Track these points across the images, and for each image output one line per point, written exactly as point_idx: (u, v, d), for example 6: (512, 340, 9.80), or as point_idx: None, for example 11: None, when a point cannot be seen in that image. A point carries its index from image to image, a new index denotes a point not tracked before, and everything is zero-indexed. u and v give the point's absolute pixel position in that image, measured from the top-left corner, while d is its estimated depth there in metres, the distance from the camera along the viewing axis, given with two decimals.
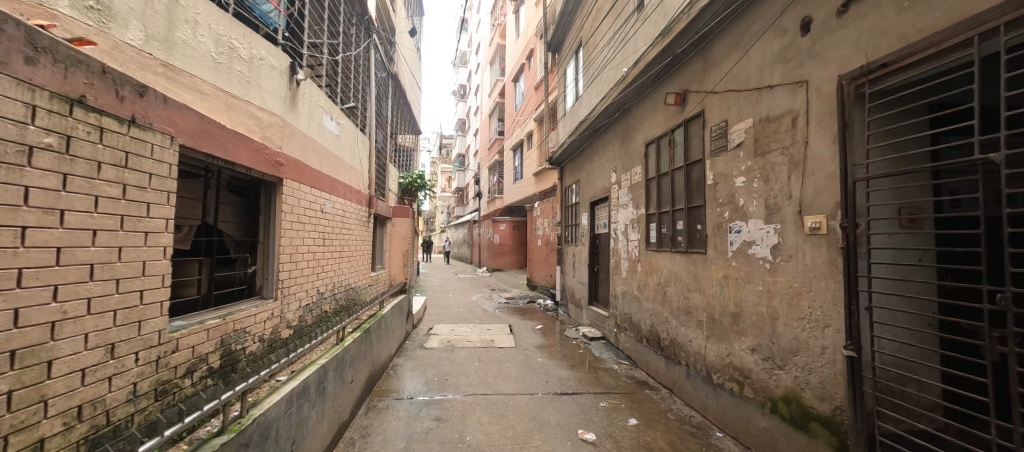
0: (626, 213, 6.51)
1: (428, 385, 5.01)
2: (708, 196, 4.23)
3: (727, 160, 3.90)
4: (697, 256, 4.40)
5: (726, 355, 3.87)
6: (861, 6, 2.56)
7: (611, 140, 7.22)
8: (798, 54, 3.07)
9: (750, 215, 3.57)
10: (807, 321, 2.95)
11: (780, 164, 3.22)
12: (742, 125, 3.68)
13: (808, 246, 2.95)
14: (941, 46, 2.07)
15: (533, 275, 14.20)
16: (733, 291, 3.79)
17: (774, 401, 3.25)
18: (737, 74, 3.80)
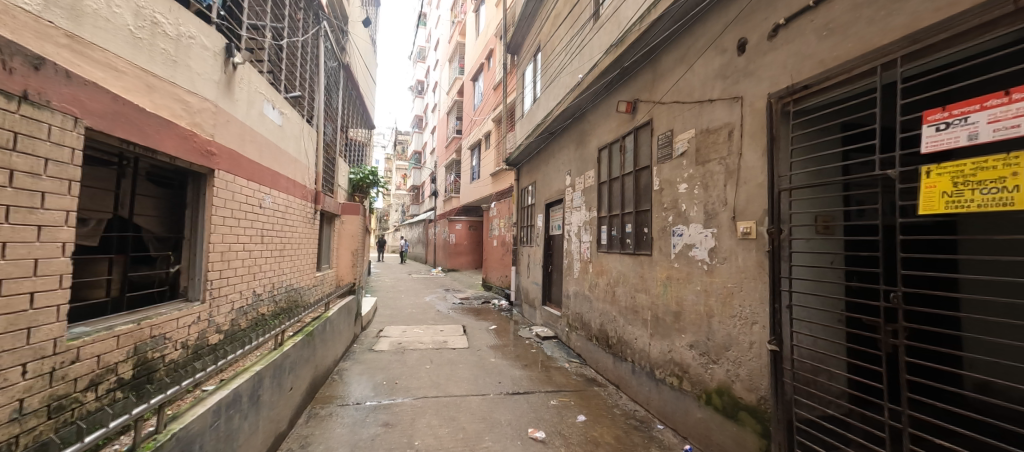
0: (579, 216, 6.70)
1: (376, 389, 4.83)
2: (653, 201, 4.46)
3: (672, 167, 4.13)
4: (644, 258, 4.61)
5: (668, 351, 4.09)
6: (789, 32, 2.81)
7: (566, 143, 7.39)
8: (736, 71, 3.31)
9: (691, 220, 3.80)
10: (738, 318, 3.20)
11: (718, 172, 3.46)
12: (686, 135, 3.91)
13: (740, 249, 3.19)
14: (851, 72, 2.31)
15: (488, 275, 14.21)
16: (675, 290, 4.02)
17: (709, 393, 3.49)
18: (682, 87, 4.03)
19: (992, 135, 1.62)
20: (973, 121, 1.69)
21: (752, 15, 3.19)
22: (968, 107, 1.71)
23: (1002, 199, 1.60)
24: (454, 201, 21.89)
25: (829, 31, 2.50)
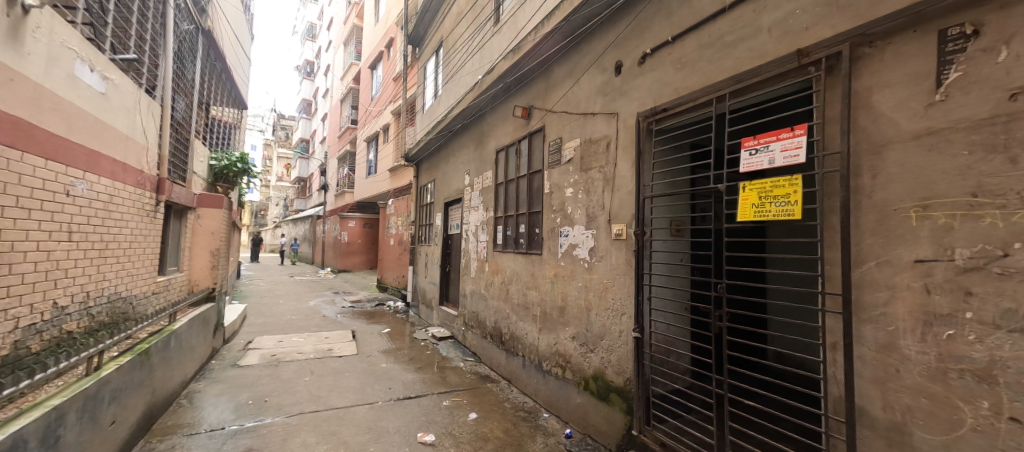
0: (477, 215, 6.77)
1: (239, 411, 4.18)
2: (544, 203, 4.72)
3: (560, 173, 4.43)
4: (535, 256, 4.87)
5: (554, 344, 4.38)
6: (654, 61, 3.23)
7: (466, 142, 7.40)
8: (613, 90, 3.70)
9: (575, 222, 4.13)
10: (611, 310, 3.58)
11: (598, 179, 3.82)
12: (572, 144, 4.24)
13: (614, 249, 3.58)
14: (696, 101, 2.76)
15: (383, 276, 13.48)
16: (560, 287, 4.33)
17: (586, 379, 3.84)
18: (571, 99, 4.34)
19: (782, 161, 2.09)
20: (771, 148, 2.15)
21: (627, 41, 3.58)
22: (770, 137, 2.16)
23: (786, 211, 2.06)
24: (349, 197, 20.45)
25: (682, 65, 2.95)
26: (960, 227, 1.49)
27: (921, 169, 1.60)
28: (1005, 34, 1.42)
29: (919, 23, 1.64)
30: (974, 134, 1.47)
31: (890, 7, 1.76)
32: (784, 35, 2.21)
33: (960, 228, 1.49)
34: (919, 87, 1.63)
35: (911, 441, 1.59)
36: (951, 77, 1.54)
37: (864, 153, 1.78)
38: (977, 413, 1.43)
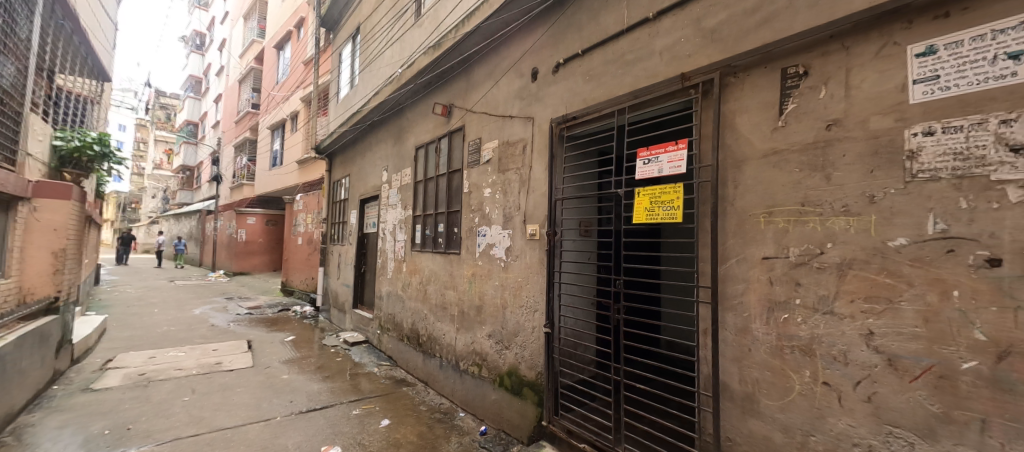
0: (394, 214, 6.51)
1: (90, 444, 3.48)
2: (463, 202, 4.71)
3: (479, 173, 4.46)
4: (453, 256, 4.84)
5: (471, 343, 4.40)
6: (566, 71, 3.41)
7: (384, 137, 7.06)
8: (530, 95, 3.82)
9: (493, 221, 4.20)
10: (525, 307, 3.70)
11: (514, 180, 3.92)
12: (491, 145, 4.30)
13: (528, 248, 3.71)
14: (601, 112, 2.98)
15: (289, 278, 12.28)
16: (477, 286, 4.36)
17: (501, 376, 3.93)
18: (490, 100, 4.40)
19: (669, 171, 2.36)
20: (660, 159, 2.42)
21: (543, 49, 3.72)
22: (659, 149, 2.43)
23: (671, 215, 2.33)
24: (248, 190, 18.34)
25: (591, 76, 3.16)
26: (793, 230, 1.83)
27: (768, 182, 1.93)
28: (825, 76, 1.78)
29: (770, 60, 1.98)
30: (803, 155, 1.81)
31: (750, 44, 2.09)
32: (674, 58, 2.50)
33: (793, 231, 1.83)
34: (768, 114, 1.96)
35: (758, 408, 1.92)
36: (790, 108, 1.88)
37: (730, 167, 2.10)
38: (802, 380, 1.78)
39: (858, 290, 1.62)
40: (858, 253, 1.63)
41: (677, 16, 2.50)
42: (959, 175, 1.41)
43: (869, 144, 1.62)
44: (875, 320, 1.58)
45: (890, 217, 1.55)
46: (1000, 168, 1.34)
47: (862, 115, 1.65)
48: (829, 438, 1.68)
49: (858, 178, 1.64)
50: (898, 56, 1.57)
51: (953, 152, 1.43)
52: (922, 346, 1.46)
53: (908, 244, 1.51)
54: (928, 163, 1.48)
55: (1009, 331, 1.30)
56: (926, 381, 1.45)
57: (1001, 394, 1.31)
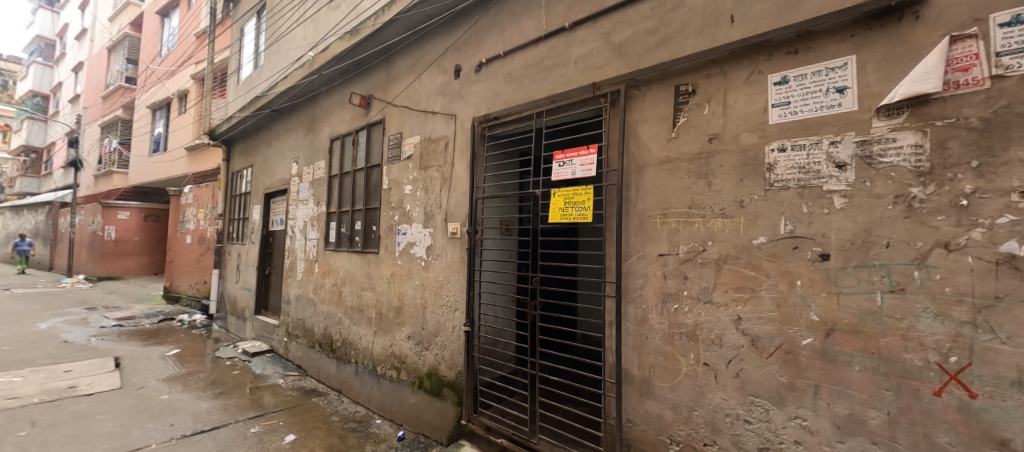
0: (305, 210, 5.98)
1: None
2: (382, 199, 4.49)
3: (400, 169, 4.30)
4: (371, 256, 4.59)
5: (389, 346, 4.22)
6: (488, 71, 3.43)
7: (293, 126, 6.44)
8: (452, 92, 3.78)
9: (413, 219, 4.07)
10: (446, 307, 3.65)
11: (436, 178, 3.85)
12: (412, 140, 4.17)
13: (449, 247, 3.67)
14: (521, 114, 3.06)
15: (174, 283, 10.62)
16: (397, 287, 4.19)
17: (421, 378, 3.83)
18: (412, 94, 4.25)
19: (581, 173, 2.51)
20: (574, 163, 2.56)
21: (466, 46, 3.70)
22: (572, 153, 2.57)
23: (582, 215, 2.48)
24: (120, 179, 15.48)
25: (512, 78, 3.22)
26: (682, 230, 2.07)
27: (664, 187, 2.15)
28: (708, 95, 2.03)
29: (666, 77, 2.20)
30: (691, 164, 2.05)
31: (651, 61, 2.30)
32: (587, 68, 2.65)
33: (682, 231, 2.06)
34: (664, 125, 2.18)
35: (652, 390, 2.13)
36: (681, 121, 2.12)
37: (633, 171, 2.29)
38: (687, 363, 2.01)
39: (730, 282, 1.88)
40: (731, 250, 1.89)
41: (590, 28, 2.66)
42: (802, 185, 1.71)
43: (740, 157, 1.89)
44: (742, 307, 1.85)
45: (754, 219, 1.83)
46: (830, 180, 1.65)
47: (735, 132, 1.92)
48: (708, 411, 1.93)
49: (732, 185, 1.91)
50: (763, 83, 1.86)
51: (798, 166, 1.73)
52: (775, 328, 1.75)
53: (767, 242, 1.79)
54: (781, 175, 1.77)
55: (834, 312, 1.62)
56: (777, 356, 1.74)
57: (828, 363, 1.62)
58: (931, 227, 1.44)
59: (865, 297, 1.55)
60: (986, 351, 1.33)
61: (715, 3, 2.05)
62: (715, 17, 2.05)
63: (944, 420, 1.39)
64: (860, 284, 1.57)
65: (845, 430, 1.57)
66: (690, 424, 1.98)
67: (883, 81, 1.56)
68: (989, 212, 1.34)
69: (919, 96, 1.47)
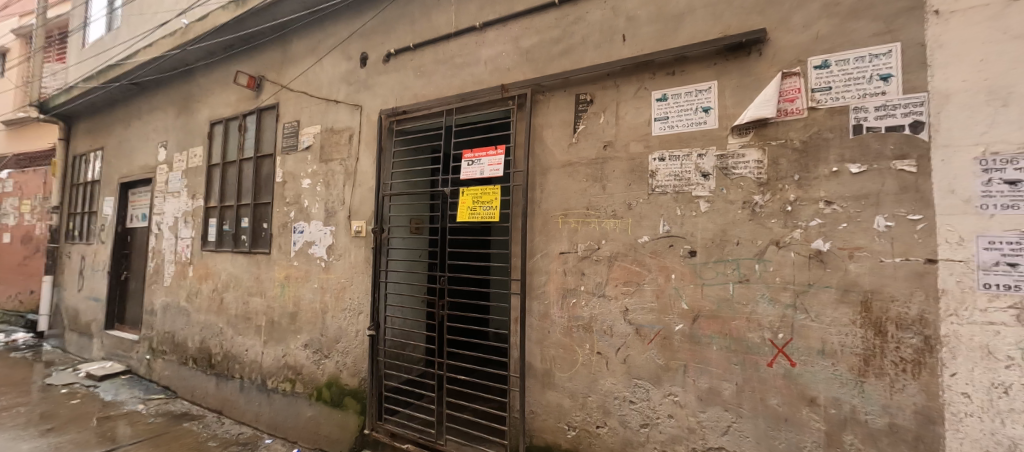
0: (175, 204, 5.09)
1: None
2: (275, 194, 4.02)
3: (296, 160, 3.89)
4: (260, 256, 4.08)
5: (282, 356, 3.80)
6: (397, 62, 3.28)
7: (160, 104, 5.44)
8: (357, 81, 3.53)
9: (311, 217, 3.72)
10: (348, 311, 3.41)
11: (338, 172, 3.57)
12: (312, 130, 3.81)
13: (352, 246, 3.43)
14: (430, 110, 2.98)
15: None
16: (292, 291, 3.79)
17: (319, 388, 3.52)
18: (311, 80, 3.88)
19: (489, 173, 2.53)
20: (482, 162, 2.58)
21: (372, 34, 3.48)
22: (481, 152, 2.59)
23: (490, 214, 2.51)
24: None
25: (421, 73, 3.12)
26: (581, 229, 2.21)
27: (565, 189, 2.28)
28: (603, 105, 2.20)
29: (568, 85, 2.34)
30: (588, 168, 2.21)
31: (555, 69, 2.42)
32: (497, 69, 2.69)
33: (581, 230, 2.21)
34: (566, 131, 2.32)
35: (553, 381, 2.25)
36: (580, 128, 2.27)
37: (537, 173, 2.40)
38: (583, 353, 2.16)
39: (620, 276, 2.08)
40: (621, 247, 2.09)
41: (500, 31, 2.70)
42: (677, 190, 1.95)
43: (628, 164, 2.09)
44: (629, 299, 2.05)
45: (639, 220, 2.04)
46: (697, 187, 1.91)
47: (625, 141, 2.12)
48: (600, 396, 2.10)
49: (622, 189, 2.10)
50: (648, 98, 2.07)
51: (673, 174, 1.97)
52: (655, 316, 1.97)
53: (649, 240, 2.01)
54: (661, 181, 2.00)
55: (699, 300, 1.87)
56: (657, 342, 1.96)
57: (694, 345, 1.87)
58: (767, 228, 1.75)
59: (721, 287, 1.83)
60: (802, 327, 1.67)
61: (610, 21, 2.24)
62: (610, 34, 2.23)
63: (774, 385, 1.71)
64: (718, 276, 1.84)
65: (706, 401, 1.84)
66: (585, 409, 2.14)
67: (737, 104, 1.85)
68: (805, 217, 1.68)
69: (761, 120, 1.77)
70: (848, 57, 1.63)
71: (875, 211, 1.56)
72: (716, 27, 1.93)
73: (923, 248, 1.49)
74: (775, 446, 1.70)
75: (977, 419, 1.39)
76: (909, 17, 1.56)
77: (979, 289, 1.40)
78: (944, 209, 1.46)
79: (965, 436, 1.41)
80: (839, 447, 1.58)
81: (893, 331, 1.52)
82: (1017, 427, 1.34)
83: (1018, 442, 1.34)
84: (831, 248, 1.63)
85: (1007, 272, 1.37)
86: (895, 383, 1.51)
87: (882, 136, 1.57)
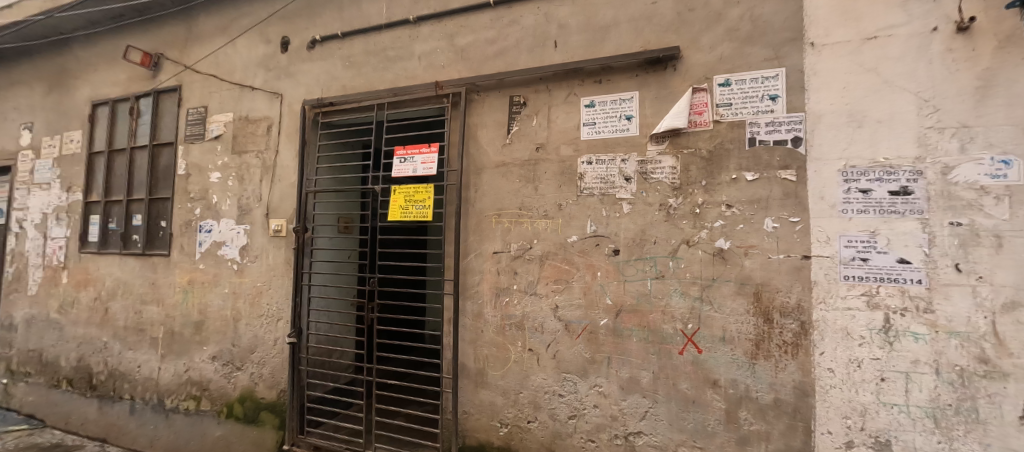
0: (43, 197, 4.27)
1: None
2: (176, 188, 3.55)
3: (203, 151, 3.47)
4: (157, 259, 3.58)
5: (184, 371, 3.37)
6: (323, 50, 3.07)
7: (22, 78, 4.53)
8: (277, 67, 3.24)
9: (221, 214, 3.35)
10: (265, 317, 3.12)
11: (254, 166, 3.25)
12: (223, 118, 3.42)
13: (271, 247, 3.15)
14: (360, 103, 2.83)
15: None
16: (198, 297, 3.38)
17: (230, 404, 3.18)
18: (222, 62, 3.48)
19: (422, 171, 2.47)
20: (415, 160, 2.51)
21: (294, 16, 3.21)
22: (414, 150, 2.52)
23: (423, 213, 2.45)
24: None
25: (350, 63, 2.95)
26: (514, 229, 2.25)
27: (499, 189, 2.31)
28: (536, 108, 2.26)
29: (502, 87, 2.36)
30: (521, 169, 2.26)
31: (490, 69, 2.43)
32: (431, 65, 2.63)
33: (514, 230, 2.25)
34: (500, 131, 2.34)
35: (486, 380, 2.26)
36: (514, 129, 2.30)
37: (471, 173, 2.39)
38: (516, 350, 2.20)
39: (550, 275, 2.15)
40: (552, 247, 2.16)
41: (434, 26, 2.65)
42: (603, 192, 2.07)
43: (559, 166, 2.17)
44: (559, 296, 2.12)
45: (569, 221, 2.13)
46: (620, 190, 2.03)
47: (556, 144, 2.19)
48: (531, 392, 2.15)
49: (553, 190, 2.17)
50: (577, 104, 2.17)
51: (600, 177, 2.08)
52: (582, 312, 2.07)
53: (577, 240, 2.10)
54: (589, 183, 2.10)
55: (622, 296, 2.00)
56: (584, 336, 2.06)
57: (617, 338, 2.00)
58: (679, 229, 1.92)
59: (641, 283, 1.97)
60: (707, 318, 1.85)
61: (543, 27, 2.30)
62: (543, 39, 2.29)
63: (684, 371, 1.88)
64: (638, 273, 1.98)
65: (627, 390, 1.97)
66: (516, 406, 2.18)
67: (655, 114, 2.00)
68: (710, 218, 1.87)
69: (675, 130, 1.94)
70: (746, 78, 1.85)
71: (765, 214, 1.79)
72: (638, 42, 2.08)
73: (801, 246, 1.73)
74: (684, 426, 1.87)
75: (838, 390, 1.66)
76: (792, 46, 1.80)
77: (841, 280, 1.67)
78: (817, 213, 1.72)
79: (830, 405, 1.67)
80: (736, 422, 1.79)
81: (778, 319, 1.75)
82: (867, 394, 1.62)
83: (866, 407, 1.62)
84: (731, 246, 1.83)
85: (860, 266, 1.65)
86: (779, 363, 1.74)
87: (771, 149, 1.80)
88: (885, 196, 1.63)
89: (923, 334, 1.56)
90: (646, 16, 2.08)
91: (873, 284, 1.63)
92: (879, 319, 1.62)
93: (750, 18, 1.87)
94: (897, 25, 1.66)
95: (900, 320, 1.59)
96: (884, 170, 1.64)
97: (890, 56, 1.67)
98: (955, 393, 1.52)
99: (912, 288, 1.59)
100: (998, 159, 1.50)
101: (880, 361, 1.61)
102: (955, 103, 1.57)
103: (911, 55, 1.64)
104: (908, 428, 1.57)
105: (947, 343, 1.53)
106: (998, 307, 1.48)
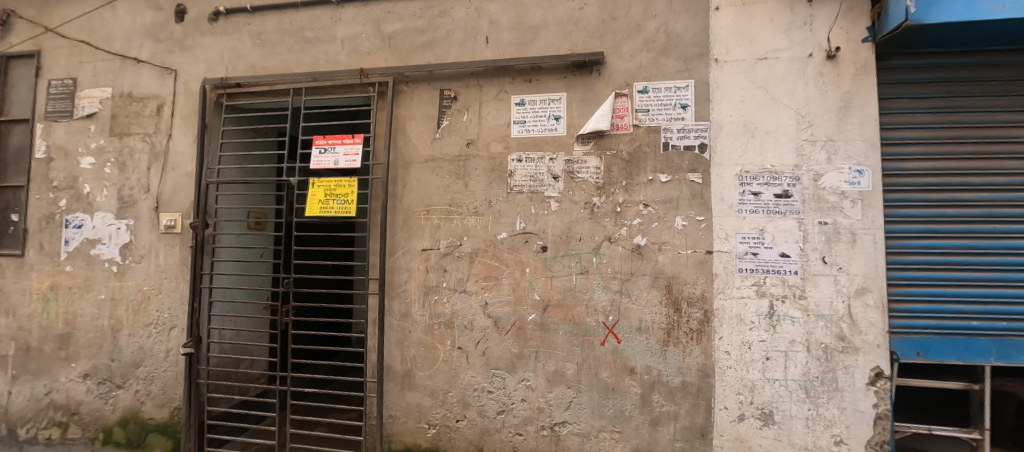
0: None
1: None
2: (32, 175, 2.93)
3: (71, 131, 2.91)
4: (6, 261, 2.93)
5: (45, 394, 2.81)
6: (227, 23, 2.73)
7: None
8: (169, 38, 2.81)
9: (96, 207, 2.83)
10: (154, 326, 2.72)
11: (139, 151, 2.80)
12: (98, 94, 2.89)
13: (161, 246, 2.74)
14: (272, 86, 2.56)
15: None
16: (64, 306, 2.83)
17: (108, 428, 2.72)
18: (96, 26, 2.93)
19: (344, 163, 2.30)
20: (336, 151, 2.33)
21: None
22: (335, 140, 2.34)
23: (345, 209, 2.30)
24: None
25: (261, 41, 2.66)
26: (443, 226, 2.20)
27: (428, 185, 2.24)
28: (467, 104, 2.23)
29: (432, 79, 2.29)
30: (451, 165, 2.22)
31: (419, 60, 2.35)
32: (354, 51, 2.47)
33: (443, 227, 2.20)
34: (429, 125, 2.27)
35: (413, 381, 2.19)
36: (444, 123, 2.25)
37: (399, 167, 2.29)
38: (444, 349, 2.16)
39: (481, 271, 2.14)
40: (483, 244, 2.15)
41: (358, 10, 2.48)
42: (532, 190, 2.10)
43: (489, 163, 2.17)
44: (488, 293, 2.13)
45: (499, 218, 2.14)
46: (548, 188, 2.08)
47: (487, 140, 2.19)
48: (459, 390, 2.13)
49: (483, 187, 2.17)
50: (508, 102, 2.18)
51: (530, 175, 2.11)
52: (512, 308, 2.09)
53: (506, 237, 2.12)
54: (519, 181, 2.12)
55: (550, 291, 2.06)
56: (514, 332, 2.08)
57: (544, 332, 2.05)
58: (602, 226, 2.02)
59: (567, 278, 2.04)
60: (626, 309, 1.98)
61: (474, 21, 2.27)
62: (473, 34, 2.26)
63: (604, 361, 1.99)
64: (564, 269, 2.05)
65: (553, 382, 2.03)
66: (445, 406, 2.14)
67: (581, 116, 2.08)
68: (630, 217, 2.00)
69: (599, 132, 2.04)
70: (661, 87, 2.00)
71: (675, 213, 1.95)
72: (565, 45, 2.14)
73: (705, 242, 1.92)
74: (605, 412, 1.98)
75: (733, 369, 1.87)
76: (699, 61, 1.98)
77: (736, 272, 1.88)
78: (718, 213, 1.91)
79: (726, 383, 1.87)
80: (649, 405, 1.93)
81: (685, 308, 1.93)
82: (755, 372, 1.85)
83: (755, 383, 1.84)
84: (647, 242, 1.97)
85: (751, 259, 1.87)
86: (687, 349, 1.91)
87: (682, 153, 1.97)
88: (772, 199, 1.86)
89: (798, 317, 1.82)
90: (573, 20, 2.14)
91: (761, 276, 1.86)
92: (765, 305, 1.85)
93: (665, 32, 2.02)
94: (782, 49, 1.91)
95: (781, 306, 1.84)
96: (771, 176, 1.87)
97: (777, 76, 1.90)
98: (822, 366, 1.79)
99: (791, 278, 1.84)
100: (855, 169, 1.80)
101: (766, 342, 1.84)
102: (823, 119, 1.85)
103: (792, 76, 1.89)
104: (786, 399, 1.81)
105: (816, 324, 1.80)
106: (852, 292, 1.78)
